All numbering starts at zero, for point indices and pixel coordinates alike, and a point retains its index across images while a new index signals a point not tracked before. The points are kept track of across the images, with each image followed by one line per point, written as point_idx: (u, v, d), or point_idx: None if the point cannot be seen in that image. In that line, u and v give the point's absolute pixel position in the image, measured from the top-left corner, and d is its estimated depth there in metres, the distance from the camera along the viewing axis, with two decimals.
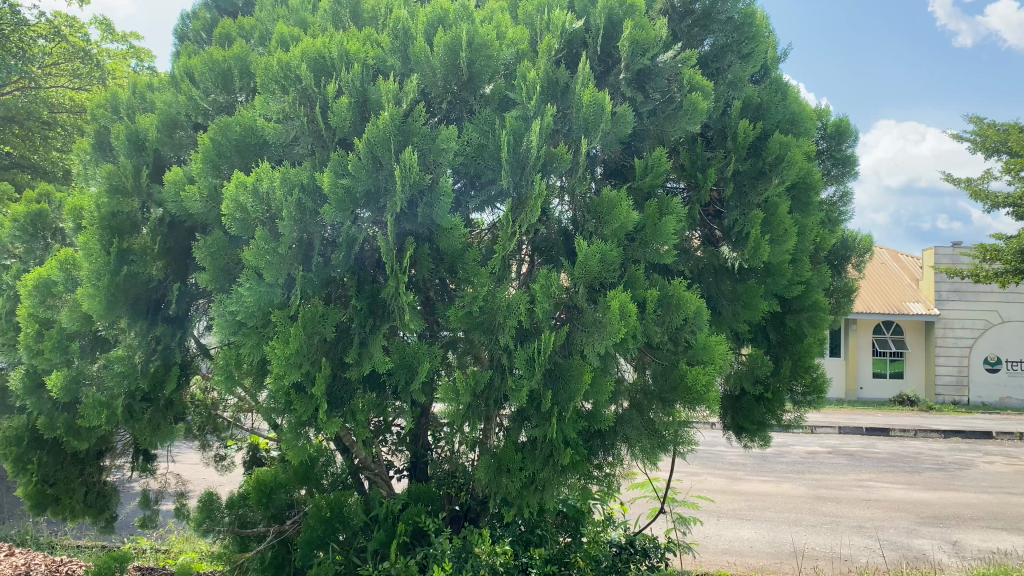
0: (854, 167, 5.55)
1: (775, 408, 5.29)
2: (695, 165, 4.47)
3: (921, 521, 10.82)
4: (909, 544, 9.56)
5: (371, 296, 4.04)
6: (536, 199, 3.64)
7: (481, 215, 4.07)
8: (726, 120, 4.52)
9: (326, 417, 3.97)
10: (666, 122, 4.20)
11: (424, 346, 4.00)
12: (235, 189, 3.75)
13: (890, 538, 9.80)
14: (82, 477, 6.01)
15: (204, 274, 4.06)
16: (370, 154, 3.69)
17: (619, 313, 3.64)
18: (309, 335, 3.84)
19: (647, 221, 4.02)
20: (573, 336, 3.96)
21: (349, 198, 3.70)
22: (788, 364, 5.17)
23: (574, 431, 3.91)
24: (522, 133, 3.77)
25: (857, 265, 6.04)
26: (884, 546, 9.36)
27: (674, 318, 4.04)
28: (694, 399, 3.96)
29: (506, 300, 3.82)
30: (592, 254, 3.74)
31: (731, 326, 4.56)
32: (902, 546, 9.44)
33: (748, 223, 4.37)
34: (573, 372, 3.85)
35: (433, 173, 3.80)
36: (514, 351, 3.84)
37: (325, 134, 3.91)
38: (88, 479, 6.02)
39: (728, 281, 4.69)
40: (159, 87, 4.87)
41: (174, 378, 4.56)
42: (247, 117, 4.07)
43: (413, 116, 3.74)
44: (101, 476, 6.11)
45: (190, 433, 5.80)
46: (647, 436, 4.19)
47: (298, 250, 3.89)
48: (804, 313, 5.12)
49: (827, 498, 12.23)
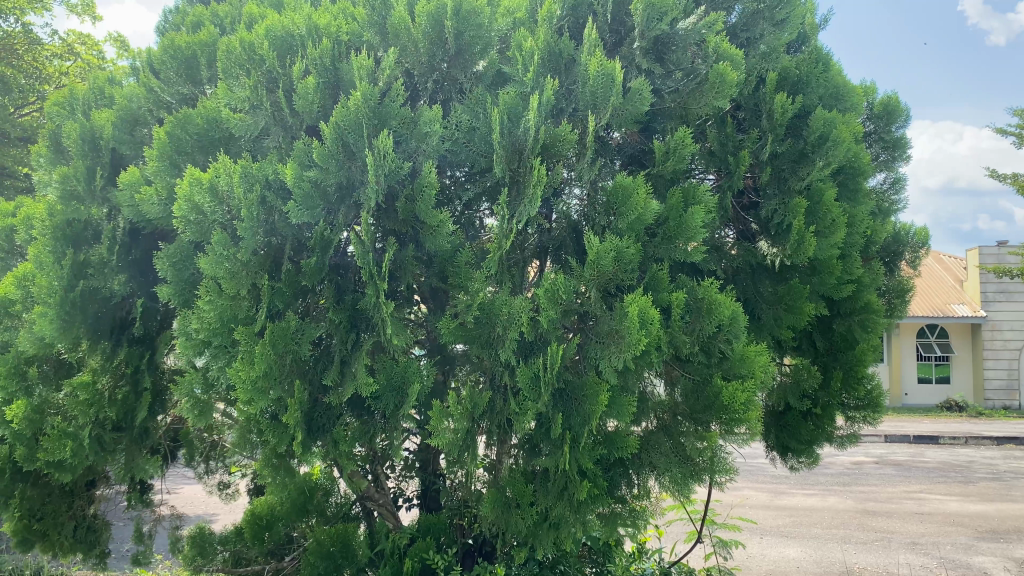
0: (907, 151, 4.88)
1: (827, 426, 4.60)
2: (727, 149, 3.78)
3: (981, 536, 9.99)
4: (969, 561, 8.77)
5: (352, 308, 3.50)
6: (535, 187, 3.07)
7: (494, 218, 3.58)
8: (761, 95, 3.90)
9: (305, 446, 3.44)
10: (690, 98, 3.59)
11: (416, 364, 3.47)
12: (188, 187, 3.24)
13: (948, 556, 9.02)
14: (71, 511, 5.24)
15: (166, 286, 3.56)
16: (339, 141, 3.14)
17: (638, 321, 3.08)
18: (281, 355, 3.33)
19: (671, 214, 3.43)
20: (586, 349, 3.39)
21: (319, 194, 3.17)
22: (839, 374, 4.52)
23: (591, 460, 3.32)
24: (520, 114, 3.22)
25: (912, 260, 5.36)
26: (941, 565, 8.61)
27: (706, 325, 3.45)
28: (729, 420, 3.43)
29: (507, 309, 3.25)
30: (605, 251, 3.16)
31: (772, 334, 3.96)
32: (962, 564, 8.67)
33: (789, 213, 3.78)
34: (587, 391, 3.28)
35: (416, 162, 3.26)
36: (517, 368, 3.28)
37: (291, 122, 3.40)
38: (78, 513, 5.25)
39: (767, 281, 4.09)
40: (122, 81, 4.36)
41: (145, 404, 4.04)
42: (211, 108, 3.59)
43: (392, 96, 3.18)
44: (91, 509, 5.34)
45: (191, 462, 5.13)
46: (677, 465, 3.54)
47: (263, 257, 3.37)
48: (855, 317, 4.56)
49: (876, 512, 11.43)
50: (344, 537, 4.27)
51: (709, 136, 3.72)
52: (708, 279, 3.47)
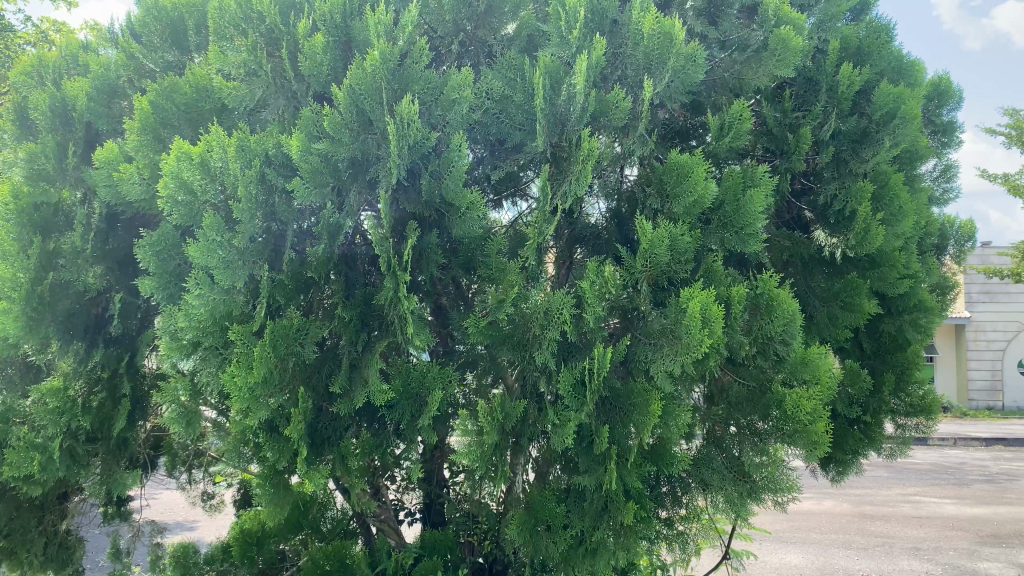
0: (959, 136, 4.50)
1: (876, 435, 4.18)
2: (783, 127, 3.38)
3: (983, 539, 9.56)
4: (976, 567, 8.32)
5: (364, 304, 3.06)
6: (584, 164, 2.63)
7: (493, 216, 3.20)
8: (818, 67, 3.50)
9: (308, 462, 3.00)
10: (747, 68, 3.21)
11: (437, 369, 3.03)
12: (175, 161, 2.77)
13: (952, 561, 8.61)
14: (43, 526, 4.66)
15: (148, 279, 3.10)
16: (355, 108, 2.68)
17: (700, 319, 2.64)
18: (283, 358, 2.88)
19: (727, 197, 3.01)
20: (633, 352, 2.97)
21: (329, 170, 2.73)
22: (892, 378, 4.11)
23: (639, 478, 2.89)
24: (562, 80, 2.80)
25: (956, 255, 4.99)
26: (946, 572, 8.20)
27: (765, 326, 3.01)
28: (792, 432, 3.02)
29: (546, 305, 2.83)
30: (659, 239, 2.73)
31: (826, 335, 3.55)
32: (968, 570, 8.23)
33: (852, 199, 3.39)
34: (636, 400, 2.85)
35: (440, 135, 2.83)
36: (556, 374, 2.85)
37: (295, 88, 2.96)
38: (49, 528, 4.67)
39: (820, 275, 3.69)
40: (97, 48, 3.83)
41: (124, 413, 3.60)
42: (201, 75, 3.18)
43: (413, 55, 2.72)
44: (64, 523, 4.76)
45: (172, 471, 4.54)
46: (731, 482, 3.17)
47: (263, 245, 2.90)
48: (906, 316, 4.17)
49: (870, 515, 10.98)
50: (342, 554, 3.72)
51: (766, 112, 3.31)
52: (768, 272, 2.99)
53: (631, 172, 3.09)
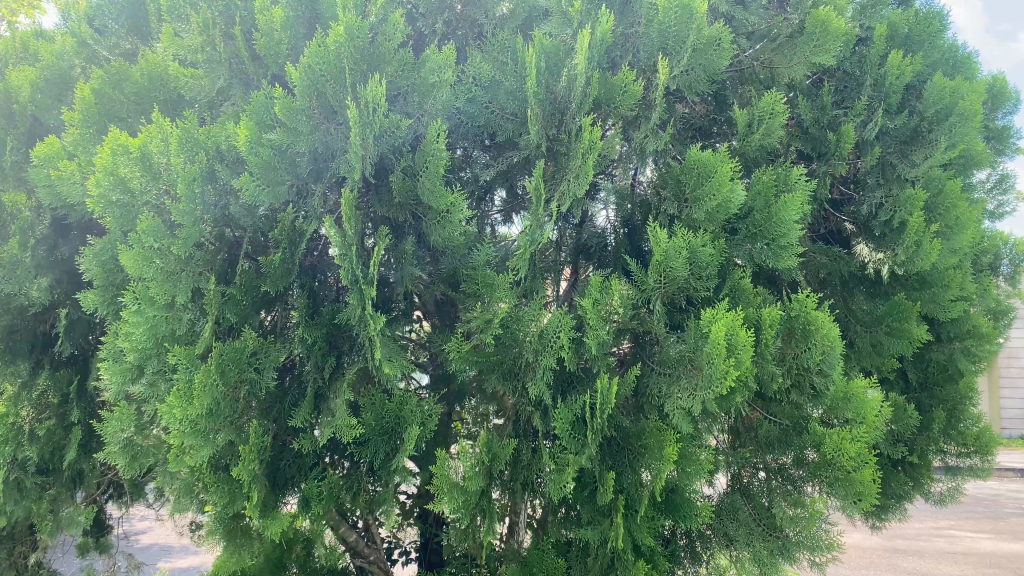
0: (1014, 142, 4.05)
1: (925, 479, 3.67)
2: (821, 124, 2.95)
3: None
4: None
5: (333, 323, 2.64)
6: (587, 156, 2.20)
7: (502, 228, 2.93)
8: (860, 58, 3.07)
9: (267, 506, 2.56)
10: (779, 56, 2.79)
11: (416, 400, 2.60)
12: (109, 154, 2.37)
13: None
14: (10, 559, 3.92)
15: (90, 292, 2.70)
16: (315, 92, 2.27)
17: (725, 346, 2.18)
18: (235, 386, 2.46)
19: (757, 202, 2.56)
20: (645, 383, 2.54)
21: (284, 165, 2.34)
22: (943, 414, 3.61)
23: (650, 533, 2.42)
24: (561, 63, 2.39)
25: (1009, 275, 4.51)
26: None
27: (801, 353, 2.54)
28: (832, 481, 2.54)
29: (541, 326, 2.39)
30: (675, 250, 2.28)
31: (870, 365, 3.08)
32: None
33: (902, 207, 2.93)
34: (647, 441, 2.39)
35: (419, 126, 2.42)
36: (553, 409, 2.40)
37: (254, 71, 2.57)
38: (19, 562, 3.93)
39: (862, 296, 3.23)
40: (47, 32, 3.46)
41: (75, 443, 3.19)
42: (155, 61, 2.78)
43: (386, 32, 2.32)
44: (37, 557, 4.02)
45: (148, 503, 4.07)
46: (760, 538, 2.70)
47: (213, 253, 2.50)
48: (959, 344, 3.69)
49: None
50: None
51: (802, 108, 2.87)
52: (804, 292, 2.52)
53: (644, 174, 2.67)
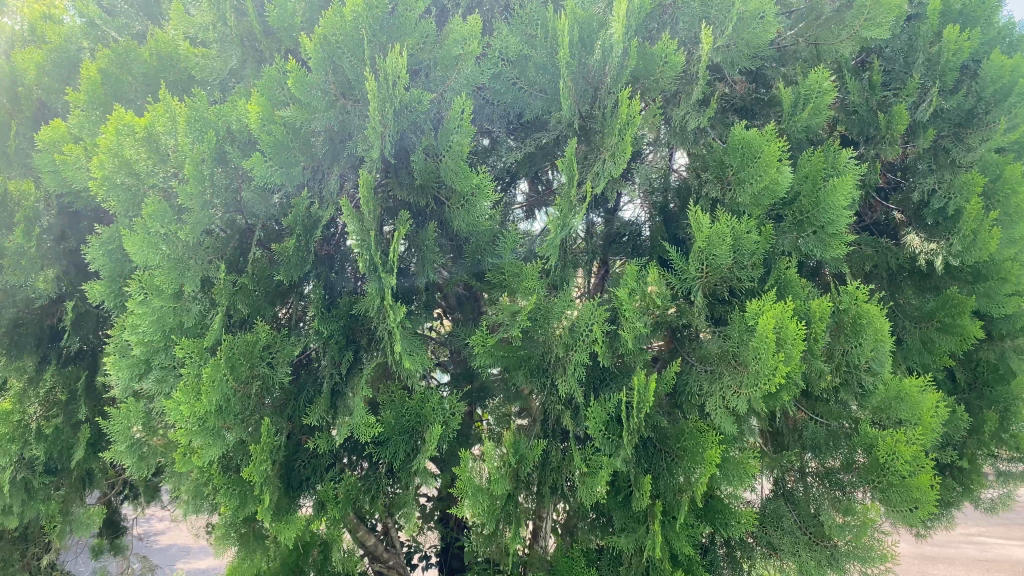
0: None
1: (976, 485, 3.45)
2: (871, 105, 2.75)
3: None
4: None
5: (350, 316, 2.48)
6: (625, 132, 2.02)
7: (524, 226, 2.79)
8: (910, 36, 2.88)
9: (280, 510, 2.40)
10: (826, 30, 2.60)
11: (437, 398, 2.43)
12: (112, 133, 2.23)
13: None
14: (23, 560, 3.76)
15: (96, 283, 2.56)
16: (329, 65, 2.12)
17: (774, 339, 1.99)
18: (246, 381, 2.31)
19: (803, 186, 2.38)
20: (683, 380, 2.37)
21: (298, 145, 2.18)
22: (995, 416, 3.40)
23: (689, 543, 2.23)
24: (595, 35, 2.23)
25: None
26: None
27: (851, 349, 2.35)
28: (885, 487, 2.34)
29: (573, 317, 2.22)
30: (719, 235, 2.09)
31: (920, 363, 2.88)
32: None
33: (958, 193, 2.73)
34: (686, 442, 2.21)
35: (441, 103, 2.25)
36: (585, 407, 2.23)
37: (266, 46, 2.45)
38: (31, 563, 3.77)
39: (912, 289, 3.03)
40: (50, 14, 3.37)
41: (83, 442, 3.05)
42: (165, 40, 2.67)
43: (406, 2, 2.16)
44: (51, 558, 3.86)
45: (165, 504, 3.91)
46: (806, 548, 2.50)
47: (222, 240, 2.36)
48: (1010, 342, 3.47)
49: None
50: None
51: (850, 88, 2.68)
52: (856, 283, 2.32)
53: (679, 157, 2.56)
